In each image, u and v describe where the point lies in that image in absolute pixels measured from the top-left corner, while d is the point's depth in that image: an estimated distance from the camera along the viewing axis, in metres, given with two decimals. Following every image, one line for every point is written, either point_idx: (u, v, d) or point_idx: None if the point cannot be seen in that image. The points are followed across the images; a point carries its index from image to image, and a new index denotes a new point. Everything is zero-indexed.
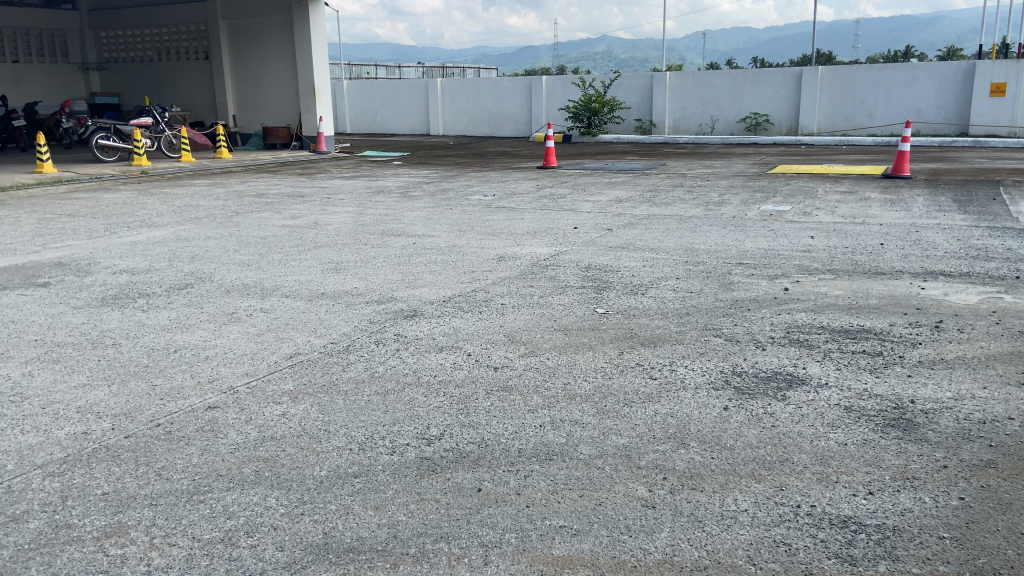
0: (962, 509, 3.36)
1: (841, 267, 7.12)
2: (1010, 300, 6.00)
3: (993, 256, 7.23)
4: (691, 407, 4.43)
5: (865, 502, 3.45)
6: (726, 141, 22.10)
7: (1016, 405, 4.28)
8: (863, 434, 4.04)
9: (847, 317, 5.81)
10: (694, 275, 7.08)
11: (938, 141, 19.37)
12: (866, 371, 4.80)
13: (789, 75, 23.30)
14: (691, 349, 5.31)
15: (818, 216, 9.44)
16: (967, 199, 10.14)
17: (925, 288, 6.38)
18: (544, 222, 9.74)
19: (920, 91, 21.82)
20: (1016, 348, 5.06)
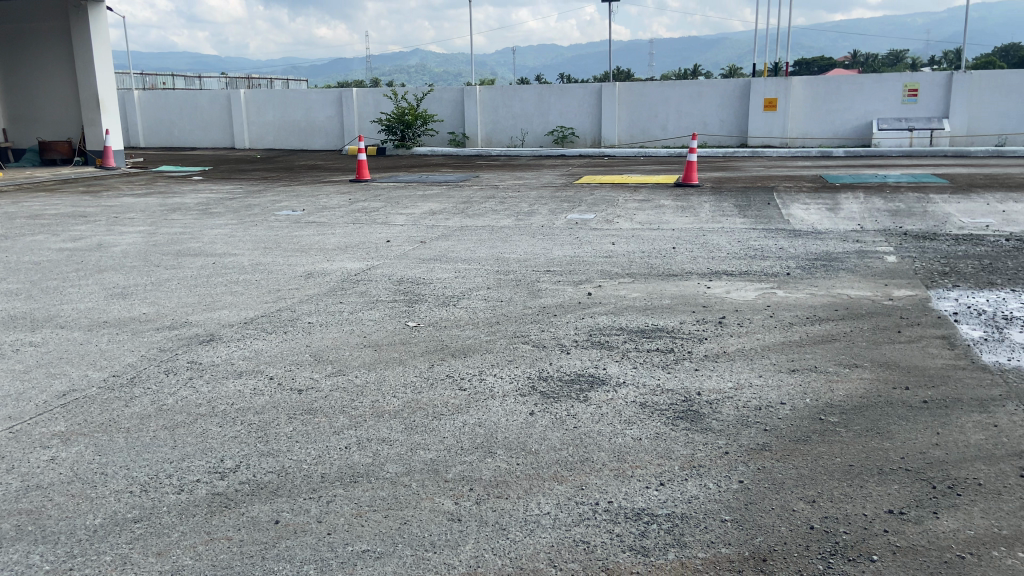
0: (740, 491, 3.62)
1: (639, 271, 7.53)
2: (782, 294, 6.63)
3: (768, 256, 7.97)
4: (498, 416, 4.46)
5: (656, 493, 3.63)
6: (536, 153, 22.85)
7: (786, 390, 4.70)
8: (656, 429, 4.26)
9: (643, 317, 6.13)
10: (504, 284, 7.19)
11: (723, 152, 21.15)
12: (659, 368, 5.08)
13: (590, 90, 24.51)
14: (500, 357, 5.37)
15: (618, 223, 9.96)
16: (747, 204, 11.12)
17: (711, 287, 6.89)
18: (355, 237, 9.52)
19: (705, 106, 23.64)
20: (787, 338, 5.58)
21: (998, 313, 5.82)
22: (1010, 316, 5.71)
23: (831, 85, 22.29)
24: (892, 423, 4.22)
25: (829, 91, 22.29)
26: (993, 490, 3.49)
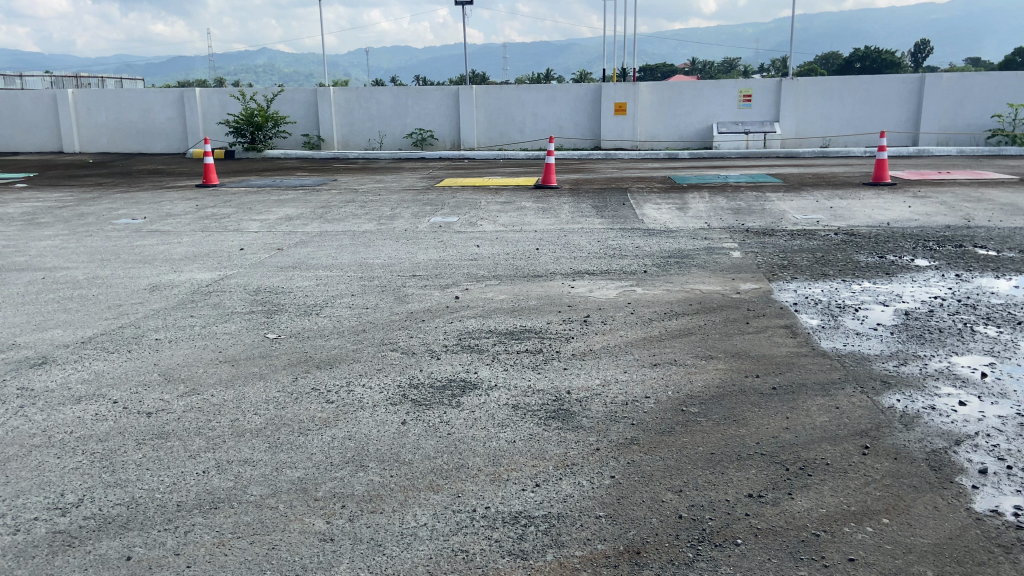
0: (613, 487, 3.70)
1: (504, 272, 7.58)
2: (642, 291, 6.88)
3: (626, 254, 8.25)
4: (369, 427, 4.33)
5: (532, 495, 3.63)
6: (394, 156, 22.56)
7: (650, 385, 4.86)
8: (529, 430, 4.28)
9: (511, 319, 6.16)
10: (369, 290, 7.02)
11: (578, 154, 21.76)
12: (529, 369, 5.12)
13: (447, 92, 24.49)
14: (369, 367, 5.21)
15: (481, 225, 9.99)
16: (603, 205, 11.48)
17: (575, 287, 7.05)
18: (205, 245, 8.99)
19: (559, 110, 24.17)
20: (648, 333, 5.79)
21: (833, 301, 6.30)
22: (843, 305, 6.20)
23: (675, 90, 23.23)
24: (746, 410, 4.46)
25: (673, 96, 23.24)
26: (839, 468, 3.76)
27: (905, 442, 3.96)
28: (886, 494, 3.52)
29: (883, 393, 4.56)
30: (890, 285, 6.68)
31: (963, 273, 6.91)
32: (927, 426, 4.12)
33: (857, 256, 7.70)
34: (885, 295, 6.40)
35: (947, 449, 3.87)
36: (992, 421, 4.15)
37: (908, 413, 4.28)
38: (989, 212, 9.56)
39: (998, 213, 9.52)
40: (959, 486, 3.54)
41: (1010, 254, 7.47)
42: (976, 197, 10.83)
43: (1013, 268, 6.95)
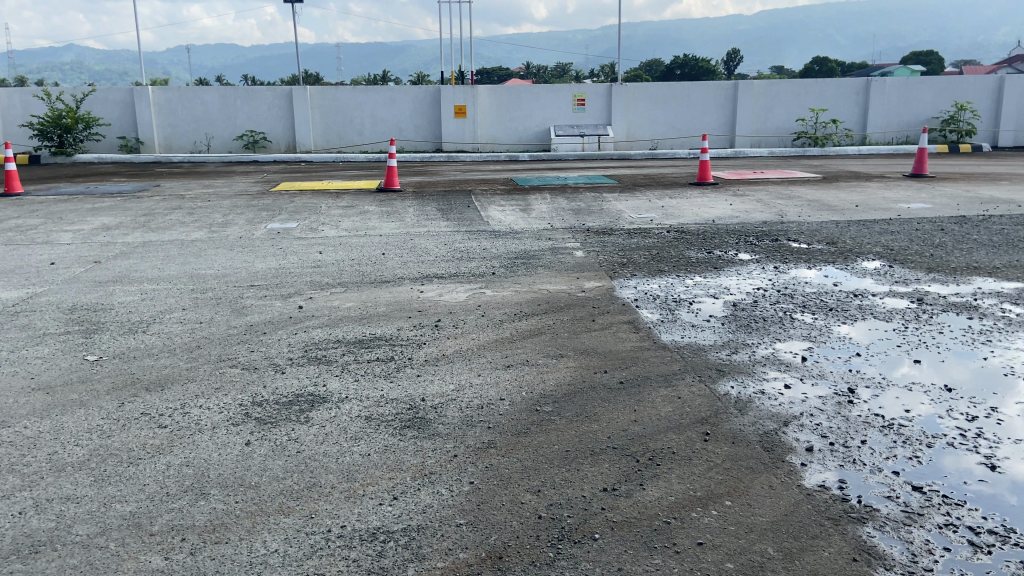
0: (472, 493, 3.67)
1: (350, 279, 7.36)
2: (490, 293, 6.91)
3: (473, 256, 8.28)
4: (209, 451, 4.03)
5: (390, 508, 3.53)
6: (225, 159, 21.39)
7: (504, 387, 4.88)
8: (383, 441, 4.15)
9: (359, 327, 5.98)
10: (203, 303, 6.57)
11: (420, 157, 21.64)
12: (380, 378, 4.99)
13: (279, 93, 23.53)
14: (207, 386, 4.86)
15: (323, 231, 9.67)
16: (448, 207, 11.48)
17: (424, 291, 6.96)
18: (7, 260, 8.06)
19: (399, 112, 23.89)
20: (500, 335, 5.82)
21: (669, 296, 6.63)
22: (679, 298, 6.54)
23: (512, 94, 23.59)
24: (597, 405, 4.58)
25: (511, 99, 23.61)
26: (684, 456, 3.94)
27: (741, 427, 4.22)
28: (727, 477, 3.72)
29: (719, 380, 4.85)
30: (719, 278, 7.13)
31: (781, 265, 7.50)
32: (759, 410, 4.42)
33: (689, 252, 8.16)
34: (715, 288, 6.81)
35: (778, 431, 4.16)
36: (814, 401, 4.51)
37: (742, 399, 4.57)
38: (799, 208, 10.47)
39: (807, 209, 10.44)
40: (790, 464, 3.81)
41: (819, 246, 8.20)
42: (787, 195, 11.84)
43: (822, 259, 7.64)
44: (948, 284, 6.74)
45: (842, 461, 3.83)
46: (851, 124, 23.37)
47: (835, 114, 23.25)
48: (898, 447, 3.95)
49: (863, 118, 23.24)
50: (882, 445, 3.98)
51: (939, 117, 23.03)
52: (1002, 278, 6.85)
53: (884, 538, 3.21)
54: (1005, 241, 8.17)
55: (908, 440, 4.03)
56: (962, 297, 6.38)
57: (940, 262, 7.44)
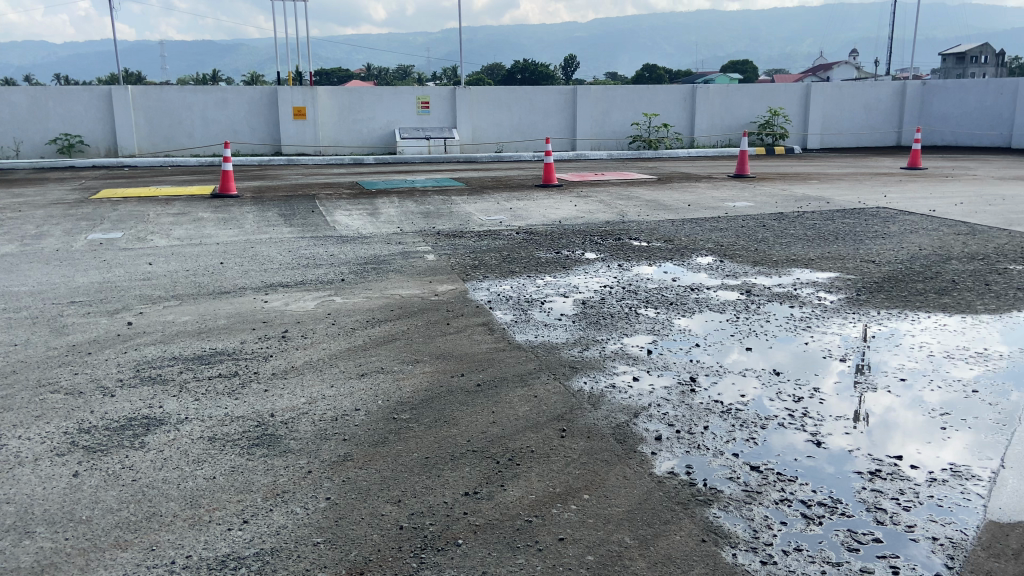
0: (328, 509, 3.53)
1: (185, 291, 6.90)
2: (340, 300, 6.71)
3: (319, 263, 8.01)
4: (31, 486, 3.62)
5: (241, 533, 3.32)
6: (35, 164, 19.45)
7: (359, 396, 4.74)
8: (230, 462, 3.91)
9: (198, 343, 5.61)
10: (15, 324, 5.91)
11: (258, 160, 20.71)
12: (225, 396, 4.69)
13: (97, 92, 21.69)
14: (23, 415, 4.36)
15: (153, 240, 9.01)
16: (290, 213, 11.05)
17: (268, 301, 6.65)
18: None
19: (233, 113, 22.73)
20: (352, 343, 5.65)
21: (521, 296, 6.73)
22: (531, 299, 6.65)
23: (354, 95, 23.07)
24: (454, 409, 4.56)
25: (353, 101, 23.09)
26: (543, 454, 3.99)
27: (595, 421, 4.34)
28: (585, 471, 3.81)
29: (572, 377, 4.97)
30: (567, 277, 7.32)
31: (624, 263, 7.82)
32: (611, 403, 4.57)
33: (538, 252, 8.33)
34: (564, 287, 6.99)
35: (629, 422, 4.32)
36: (660, 392, 4.73)
37: (595, 393, 4.71)
38: (637, 208, 10.99)
39: (645, 208, 10.98)
40: (641, 454, 3.96)
41: (657, 244, 8.64)
42: (626, 195, 12.39)
43: (661, 256, 8.05)
44: (772, 275, 7.31)
45: (688, 447, 4.04)
46: (680, 127, 24.80)
47: (666, 118, 24.59)
48: (737, 430, 4.22)
49: (691, 122, 24.75)
50: (722, 429, 4.23)
51: (756, 121, 24.98)
52: (816, 270, 7.51)
53: (728, 518, 3.40)
54: (818, 234, 8.99)
55: (744, 423, 4.32)
56: (784, 287, 6.94)
57: (764, 256, 8.05)
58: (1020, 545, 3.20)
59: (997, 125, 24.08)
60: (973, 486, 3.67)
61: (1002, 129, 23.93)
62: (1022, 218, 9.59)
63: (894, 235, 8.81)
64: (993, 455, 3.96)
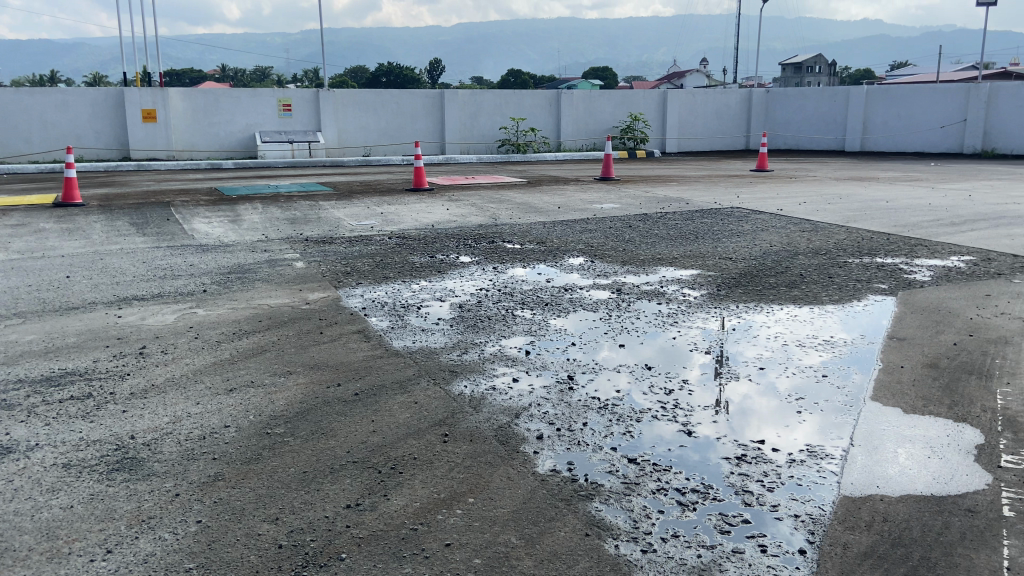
0: (201, 532, 3.33)
1: (26, 309, 6.31)
2: (203, 312, 6.36)
3: (178, 274, 7.56)
4: None
5: (104, 564, 3.08)
6: None
7: (229, 412, 4.51)
8: (88, 489, 3.62)
9: (45, 364, 5.14)
10: None
11: (105, 166, 19.31)
12: (78, 419, 4.33)
13: None
14: None
15: None
16: (144, 221, 10.37)
17: (122, 316, 6.20)
18: None
19: (74, 116, 21.05)
20: (219, 357, 5.37)
21: (396, 302, 6.64)
22: (407, 304, 6.57)
23: (209, 98, 21.94)
24: (331, 420, 4.43)
25: (209, 103, 21.96)
26: (426, 460, 3.95)
27: (477, 424, 4.34)
28: (469, 475, 3.80)
29: (452, 381, 4.95)
30: (442, 281, 7.29)
31: (498, 265, 7.88)
32: (492, 405, 4.59)
33: (412, 257, 8.25)
34: (440, 291, 6.96)
35: (510, 423, 4.35)
36: (539, 392, 4.79)
37: (475, 396, 4.71)
38: (509, 211, 11.12)
39: (516, 211, 11.13)
40: (524, 454, 4.00)
41: (530, 246, 8.77)
42: (496, 198, 12.51)
43: (534, 258, 8.18)
44: (640, 274, 7.59)
45: (569, 444, 4.12)
46: (546, 132, 25.33)
47: (533, 123, 25.05)
48: (614, 425, 4.35)
49: (556, 126, 25.33)
50: (600, 425, 4.35)
51: (618, 126, 25.92)
52: (679, 267, 7.87)
53: (609, 511, 3.50)
54: (680, 234, 9.43)
55: (620, 417, 4.45)
56: (652, 285, 7.23)
57: (631, 255, 8.35)
58: (870, 515, 3.48)
59: (831, 131, 26.21)
60: (827, 464, 3.96)
61: (836, 133, 26.06)
62: (857, 215, 10.48)
63: (748, 233, 9.38)
64: (843, 434, 4.29)
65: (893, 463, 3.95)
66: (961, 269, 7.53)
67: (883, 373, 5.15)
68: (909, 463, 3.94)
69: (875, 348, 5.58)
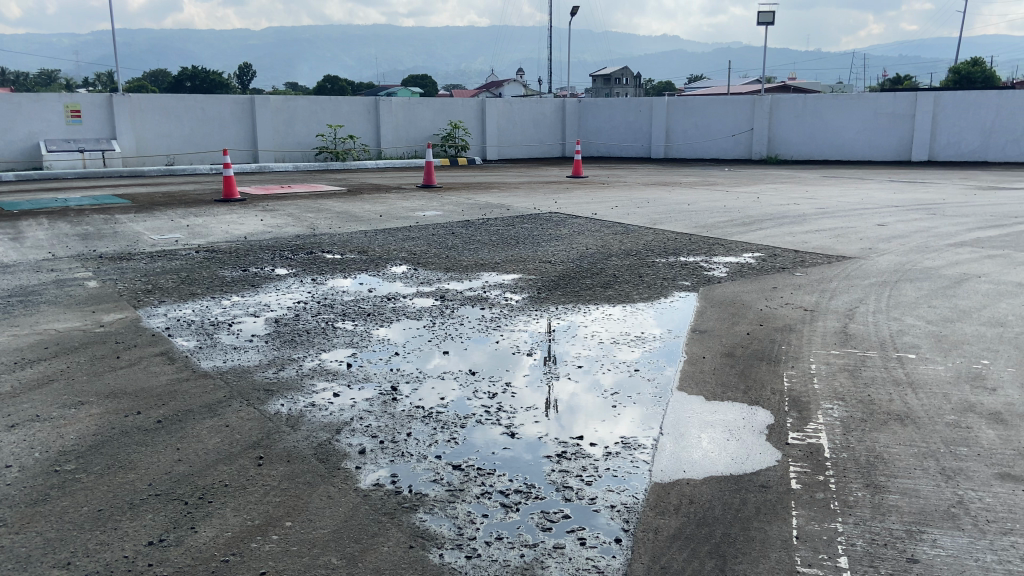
0: None
1: None
2: None
3: None
4: None
5: None
6: None
7: (9, 452, 4.02)
8: None
9: None
10: None
11: None
12: None
13: None
14: None
15: None
16: None
17: None
18: None
19: None
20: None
21: (205, 320, 6.22)
22: (216, 322, 6.18)
23: None
24: (132, 451, 4.07)
25: None
26: (239, 486, 3.72)
27: (295, 443, 4.15)
28: (286, 498, 3.62)
29: (267, 401, 4.70)
30: (256, 295, 6.94)
31: (316, 277, 7.63)
32: (311, 422, 4.41)
33: (222, 271, 7.79)
34: (254, 306, 6.62)
35: (331, 439, 4.21)
36: (362, 405, 4.68)
37: (293, 415, 4.51)
38: (328, 220, 10.82)
39: (335, 220, 10.84)
40: (345, 470, 3.88)
41: (350, 256, 8.57)
42: (315, 207, 12.13)
43: (355, 268, 7.99)
44: (462, 280, 7.65)
45: (393, 456, 4.04)
46: (366, 139, 24.95)
47: (352, 130, 24.59)
48: (438, 433, 4.32)
49: (376, 134, 25.03)
50: (424, 434, 4.31)
51: (438, 134, 26.06)
52: (500, 273, 8.01)
53: (433, 520, 3.46)
54: (501, 239, 9.61)
55: (444, 425, 4.44)
56: (475, 291, 7.31)
57: (454, 262, 8.40)
58: (678, 499, 3.71)
59: (638, 138, 27.90)
60: (639, 454, 4.18)
61: (643, 141, 27.77)
62: (663, 217, 11.20)
63: (564, 237, 9.74)
64: (653, 424, 4.55)
65: (698, 448, 4.24)
66: (753, 264, 8.25)
67: (689, 364, 5.51)
68: (711, 447, 4.25)
69: (680, 341, 5.98)
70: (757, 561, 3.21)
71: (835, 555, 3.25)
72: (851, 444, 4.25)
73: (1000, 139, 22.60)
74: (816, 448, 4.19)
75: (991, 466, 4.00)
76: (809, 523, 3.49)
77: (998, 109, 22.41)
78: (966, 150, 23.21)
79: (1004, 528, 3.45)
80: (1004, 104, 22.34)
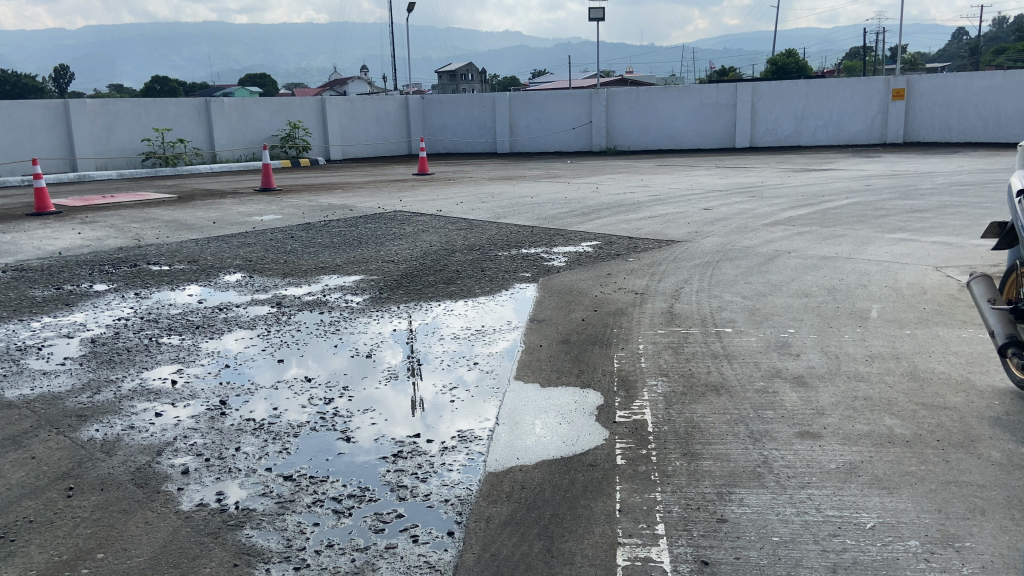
0: None
1: None
2: None
3: None
4: None
5: None
6: None
7: None
8: None
9: None
10: None
11: None
12: None
13: None
14: None
15: None
16: None
17: None
18: None
19: None
20: None
21: (10, 345, 5.71)
22: (23, 346, 5.69)
23: None
24: None
25: None
26: (45, 522, 3.45)
27: (109, 470, 3.91)
28: (98, 529, 3.40)
29: (80, 428, 4.38)
30: (70, 315, 6.45)
31: (140, 291, 7.20)
32: (129, 446, 4.17)
33: (31, 291, 7.18)
34: (68, 327, 6.15)
35: (151, 463, 3.99)
36: (187, 423, 4.47)
37: (108, 440, 4.23)
38: (155, 230, 10.19)
39: (163, 230, 10.24)
40: (166, 493, 3.69)
41: (179, 266, 8.13)
42: (141, 217, 11.43)
43: (184, 279, 7.61)
44: (301, 285, 7.45)
45: (219, 473, 3.89)
46: (198, 143, 23.67)
47: (182, 133, 23.26)
48: (269, 445, 4.20)
49: (210, 136, 23.80)
50: (254, 448, 4.17)
51: (277, 135, 25.21)
52: (341, 275, 7.87)
53: (260, 535, 3.37)
54: (342, 240, 9.47)
55: (275, 436, 4.32)
56: (314, 295, 7.14)
57: (292, 267, 8.17)
58: (510, 486, 3.80)
59: (484, 133, 28.18)
60: (475, 446, 4.24)
61: (490, 136, 28.10)
62: (505, 211, 11.41)
63: (409, 235, 9.73)
64: (489, 416, 4.63)
65: (530, 434, 4.37)
66: (590, 253, 8.55)
67: (525, 353, 5.66)
68: (543, 432, 4.39)
69: (518, 332, 6.13)
70: (582, 538, 3.35)
71: (653, 524, 3.45)
72: (672, 417, 4.52)
73: (811, 124, 24.93)
74: (640, 425, 4.43)
75: (794, 426, 4.39)
76: (631, 495, 3.69)
77: (806, 96, 24.80)
78: (782, 136, 25.29)
79: (802, 482, 3.79)
80: (812, 92, 24.71)
